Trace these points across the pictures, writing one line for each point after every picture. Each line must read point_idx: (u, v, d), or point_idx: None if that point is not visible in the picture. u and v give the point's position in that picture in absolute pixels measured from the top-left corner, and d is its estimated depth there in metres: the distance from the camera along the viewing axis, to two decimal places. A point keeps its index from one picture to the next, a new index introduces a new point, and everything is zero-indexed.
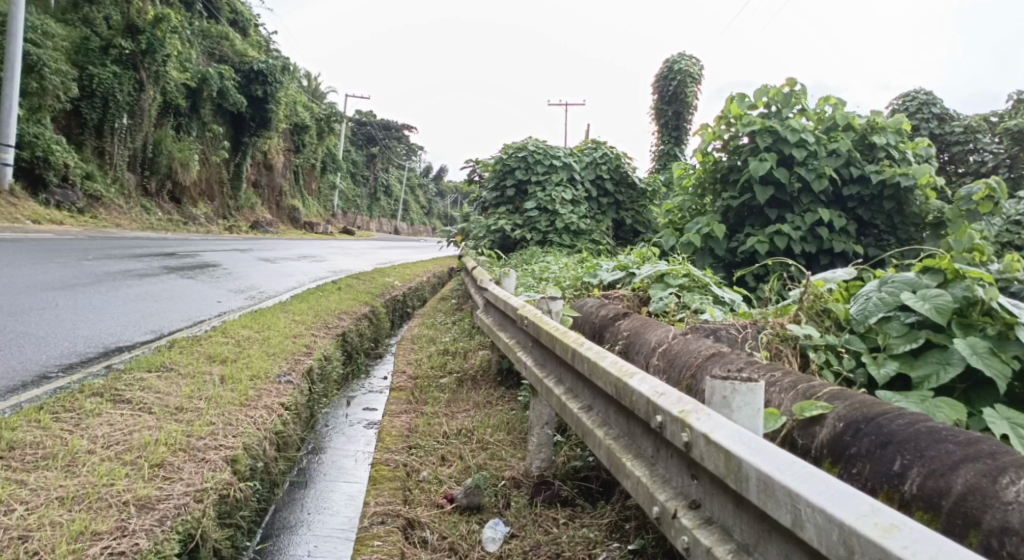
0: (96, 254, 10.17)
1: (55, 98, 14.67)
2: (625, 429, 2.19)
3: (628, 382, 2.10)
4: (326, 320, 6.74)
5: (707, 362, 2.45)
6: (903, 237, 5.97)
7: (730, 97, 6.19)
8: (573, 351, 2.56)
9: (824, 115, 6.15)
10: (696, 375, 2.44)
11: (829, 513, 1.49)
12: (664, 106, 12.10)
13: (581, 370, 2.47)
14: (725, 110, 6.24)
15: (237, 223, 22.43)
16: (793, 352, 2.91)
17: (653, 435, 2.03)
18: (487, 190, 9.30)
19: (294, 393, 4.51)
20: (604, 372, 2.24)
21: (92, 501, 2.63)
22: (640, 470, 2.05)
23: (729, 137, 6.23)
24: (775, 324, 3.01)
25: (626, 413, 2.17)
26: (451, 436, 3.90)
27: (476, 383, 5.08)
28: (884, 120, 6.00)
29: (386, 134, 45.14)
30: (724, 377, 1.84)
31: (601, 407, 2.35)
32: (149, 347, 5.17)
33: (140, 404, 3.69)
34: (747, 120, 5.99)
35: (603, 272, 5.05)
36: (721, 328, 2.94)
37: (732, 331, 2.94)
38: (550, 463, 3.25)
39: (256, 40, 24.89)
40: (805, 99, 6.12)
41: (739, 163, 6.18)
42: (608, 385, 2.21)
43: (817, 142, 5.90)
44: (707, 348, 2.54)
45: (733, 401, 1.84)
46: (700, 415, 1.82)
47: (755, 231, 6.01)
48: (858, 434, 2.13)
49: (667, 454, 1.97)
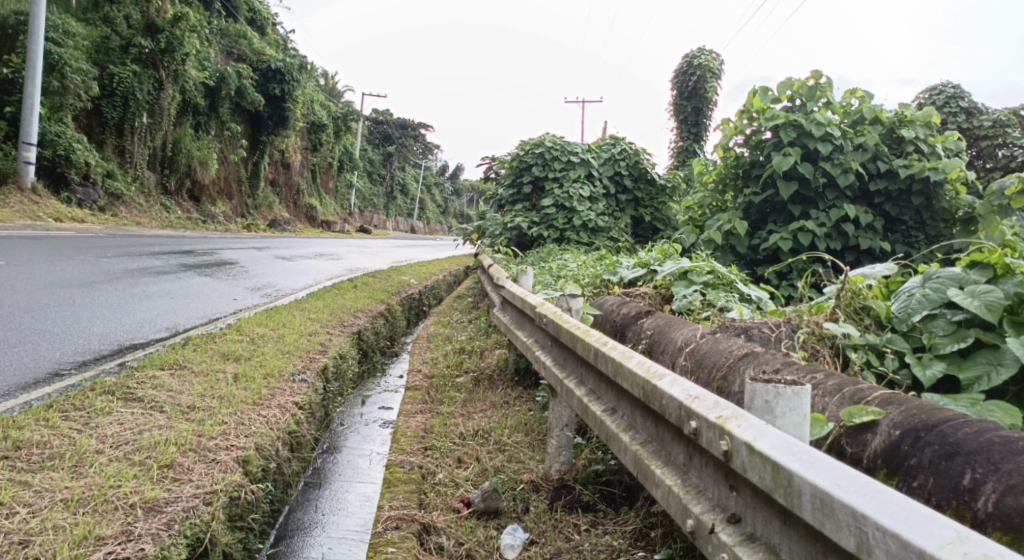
0: (114, 252, 10.15)
1: (75, 97, 14.69)
2: (653, 434, 2.07)
3: (657, 385, 1.98)
4: (342, 318, 6.65)
5: (738, 363, 2.33)
6: (931, 234, 5.80)
7: (753, 90, 6.03)
8: (596, 351, 2.44)
9: (850, 108, 5.99)
10: (728, 376, 2.32)
11: (904, 538, 1.36)
12: (683, 102, 11.93)
13: (604, 371, 2.35)
14: (748, 104, 6.08)
15: (255, 223, 22.48)
16: (831, 352, 2.78)
17: (685, 441, 1.91)
18: (504, 187, 9.19)
19: (308, 392, 4.42)
20: (630, 372, 2.12)
21: (98, 504, 2.54)
22: (672, 479, 1.93)
23: (751, 133, 6.08)
24: (811, 322, 2.88)
25: (654, 416, 2.06)
26: (467, 437, 3.79)
27: (493, 383, 4.97)
28: (912, 114, 5.85)
29: (403, 132, 45.16)
30: (766, 381, 1.72)
31: (626, 410, 2.23)
32: (164, 344, 5.10)
33: (151, 403, 3.60)
34: (770, 115, 5.83)
35: (623, 269, 4.93)
36: (753, 327, 2.82)
37: (764, 330, 2.82)
38: (569, 466, 3.15)
39: (273, 39, 24.89)
40: (830, 93, 5.96)
41: (761, 158, 6.03)
42: (634, 386, 2.10)
43: (843, 137, 5.74)
44: (739, 348, 2.42)
45: (776, 406, 1.71)
46: (740, 422, 1.71)
47: (778, 227, 5.86)
48: (918, 445, 1.98)
49: (702, 463, 1.84)
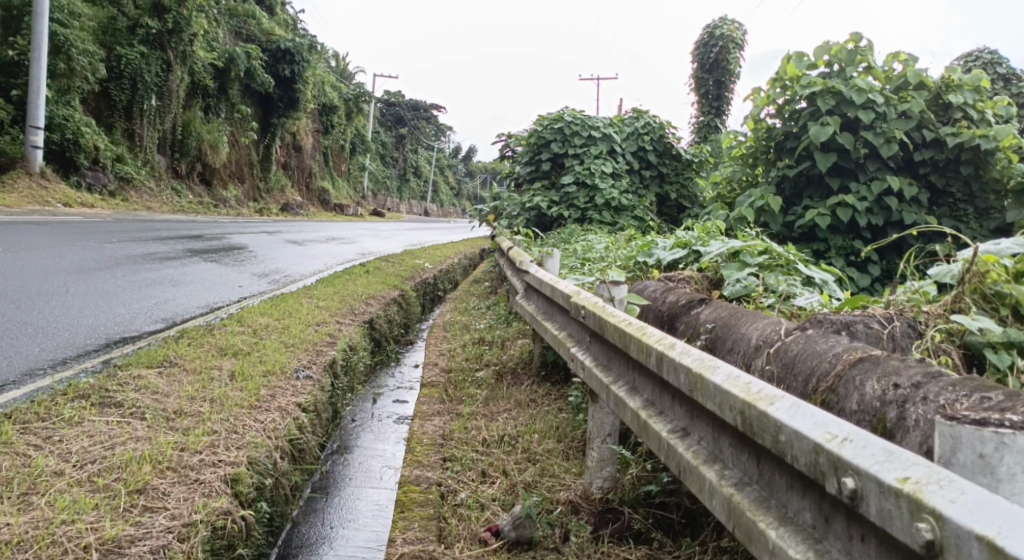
0: (119, 237, 9.74)
1: (83, 79, 14.26)
2: (762, 478, 1.58)
3: (769, 414, 1.51)
4: (352, 305, 6.20)
5: (849, 371, 1.85)
6: (982, 206, 5.22)
7: (786, 56, 5.46)
8: (661, 355, 1.95)
9: (893, 72, 5.39)
10: (837, 389, 1.84)
11: None
12: (704, 75, 11.28)
13: (674, 382, 1.87)
14: (781, 71, 5.53)
15: (267, 207, 22.11)
16: (959, 351, 2.30)
17: (827, 500, 1.42)
18: (521, 165, 8.66)
19: (313, 391, 3.96)
20: (718, 390, 1.65)
21: (43, 547, 2.09)
22: (799, 549, 1.45)
23: (784, 102, 5.53)
24: (931, 311, 2.44)
25: (764, 455, 1.57)
26: (491, 445, 3.33)
27: (517, 378, 4.51)
28: (960, 77, 5.26)
29: (416, 114, 44.54)
30: (982, 426, 1.35)
31: (711, 437, 1.75)
32: (156, 338, 4.64)
33: (130, 410, 3.14)
34: (806, 82, 5.27)
35: (660, 250, 4.45)
36: (857, 322, 2.29)
37: (870, 325, 2.32)
38: (614, 483, 2.69)
39: (283, 19, 24.28)
40: (871, 56, 5.37)
41: (796, 129, 5.46)
42: (730, 411, 1.61)
43: (886, 103, 5.17)
44: (848, 351, 1.93)
45: (998, 467, 1.34)
46: (947, 484, 1.24)
47: (815, 203, 5.31)
48: None
49: (862, 539, 1.35)
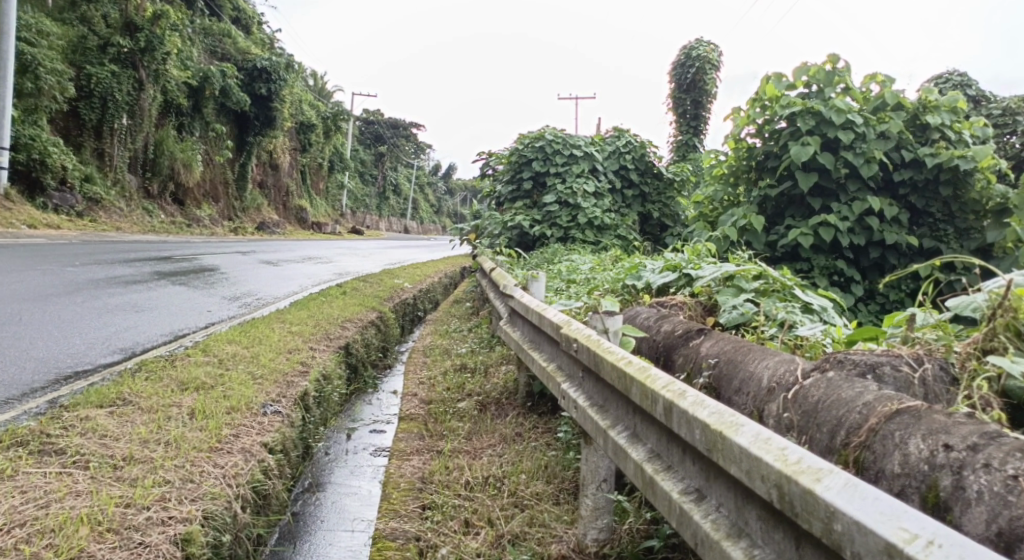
0: (85, 260, 9.39)
1: (51, 99, 13.95)
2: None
3: (818, 494, 1.46)
4: (328, 330, 5.91)
5: (886, 426, 1.91)
6: (961, 227, 4.99)
7: (765, 76, 5.29)
8: (673, 404, 1.82)
9: (870, 94, 5.22)
10: (875, 442, 1.91)
11: None
12: (681, 95, 11.14)
13: (692, 439, 1.76)
14: (760, 91, 5.35)
15: (242, 226, 21.70)
16: (998, 398, 2.11)
17: None
18: (502, 183, 8.43)
19: (282, 428, 3.67)
20: (749, 456, 1.59)
21: None
22: None
23: (764, 122, 5.32)
24: (962, 349, 2.28)
25: (805, 539, 1.50)
26: (474, 489, 3.05)
27: (502, 409, 4.26)
28: (937, 98, 5.10)
29: (395, 133, 44.24)
30: None
31: (737, 507, 1.67)
32: (112, 371, 4.36)
33: (72, 459, 2.90)
34: (785, 102, 5.10)
35: (648, 273, 4.22)
36: (884, 362, 2.21)
37: (898, 368, 2.21)
38: (610, 535, 2.46)
39: (260, 38, 23.98)
40: (849, 77, 5.21)
41: (777, 149, 5.27)
42: (770, 486, 1.55)
43: (865, 123, 4.98)
44: (880, 401, 1.98)
45: None
46: None
47: (797, 222, 5.08)
48: None
49: None
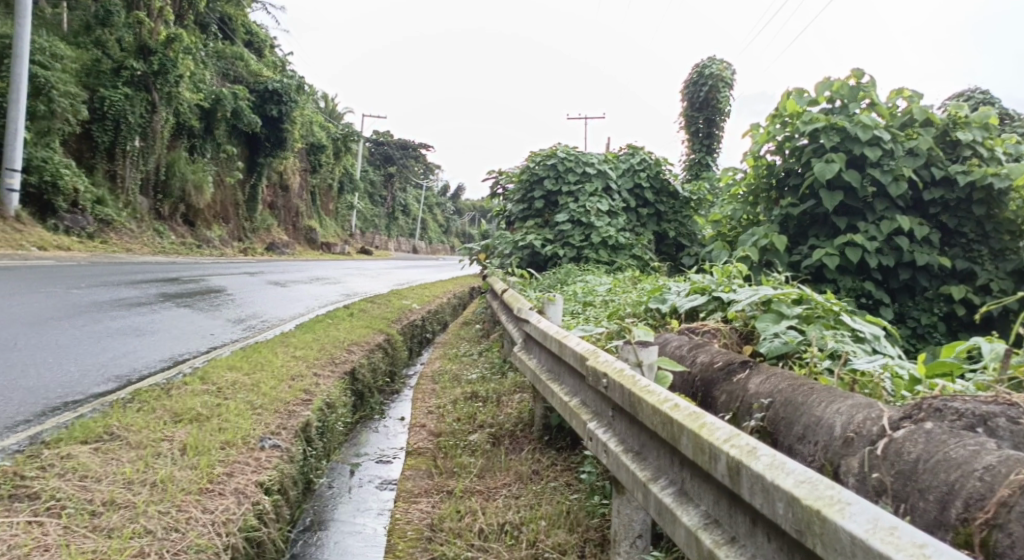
0: (91, 281, 9.16)
1: (64, 122, 13.80)
2: None
3: None
4: (332, 354, 5.63)
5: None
6: (996, 247, 4.64)
7: (786, 91, 5.02)
8: (749, 468, 1.64)
9: (897, 110, 4.92)
10: (1009, 517, 1.64)
11: None
12: (694, 113, 10.84)
13: (779, 514, 1.57)
14: (780, 107, 5.07)
15: (252, 247, 21.50)
16: None
17: None
18: (513, 203, 8.15)
19: (280, 464, 3.36)
20: (872, 550, 1.40)
21: None
22: None
23: (784, 139, 5.02)
24: None
25: None
26: (489, 539, 2.76)
27: (517, 442, 3.96)
28: (967, 114, 4.79)
29: (405, 154, 44.15)
30: None
31: None
32: (104, 401, 4.09)
33: (45, 505, 2.63)
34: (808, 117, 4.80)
35: (673, 296, 3.93)
36: (998, 413, 1.99)
37: (1016, 420, 1.98)
38: None
39: (271, 61, 23.91)
40: (875, 91, 4.91)
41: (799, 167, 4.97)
42: None
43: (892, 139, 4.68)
44: (1010, 465, 1.72)
45: None
46: None
47: (822, 242, 4.77)
48: None
49: None
